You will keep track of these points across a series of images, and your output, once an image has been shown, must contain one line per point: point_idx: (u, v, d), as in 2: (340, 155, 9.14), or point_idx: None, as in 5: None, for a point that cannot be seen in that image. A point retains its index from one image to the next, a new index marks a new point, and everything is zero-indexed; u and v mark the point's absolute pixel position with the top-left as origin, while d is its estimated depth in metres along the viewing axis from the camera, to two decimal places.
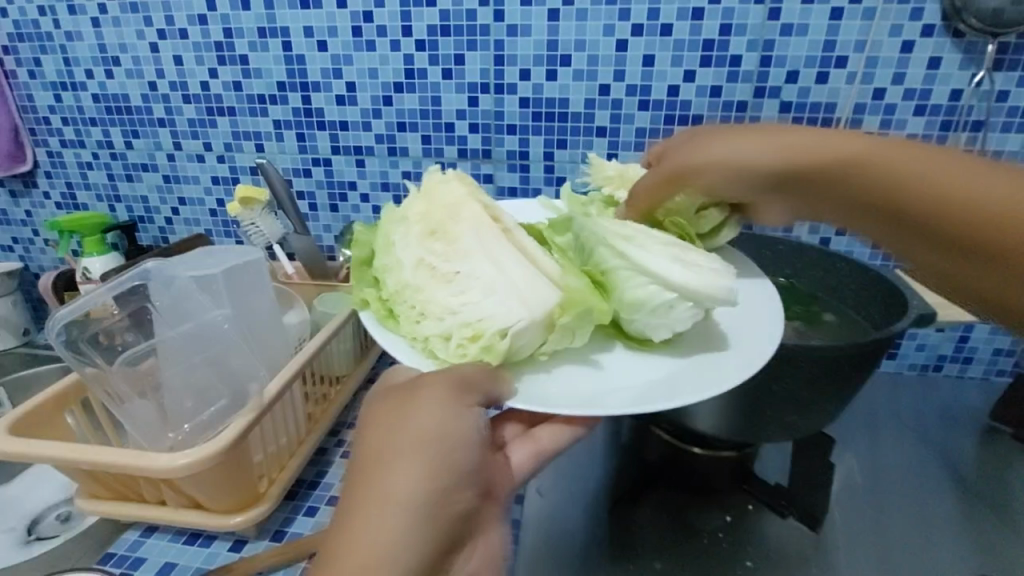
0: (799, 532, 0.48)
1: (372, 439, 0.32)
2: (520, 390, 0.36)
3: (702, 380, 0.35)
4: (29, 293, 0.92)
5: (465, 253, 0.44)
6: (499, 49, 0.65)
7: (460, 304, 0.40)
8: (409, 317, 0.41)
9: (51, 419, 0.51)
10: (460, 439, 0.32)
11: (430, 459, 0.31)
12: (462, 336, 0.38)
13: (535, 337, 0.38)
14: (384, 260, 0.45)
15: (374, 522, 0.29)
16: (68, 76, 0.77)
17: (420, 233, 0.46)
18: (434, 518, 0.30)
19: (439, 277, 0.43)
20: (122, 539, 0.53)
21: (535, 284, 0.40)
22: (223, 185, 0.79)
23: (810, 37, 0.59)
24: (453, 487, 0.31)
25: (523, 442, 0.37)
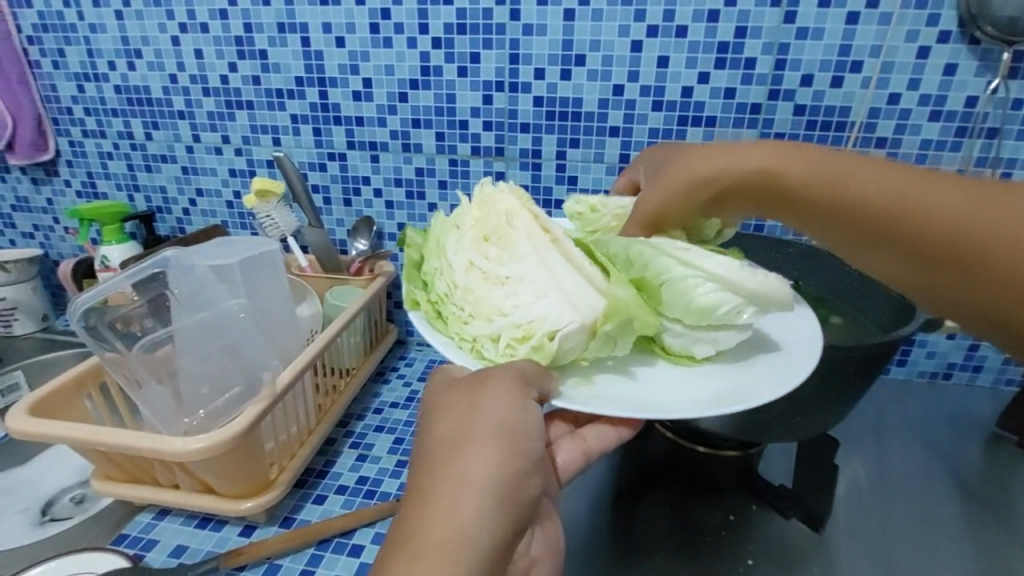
0: (803, 534, 0.48)
1: (443, 425, 0.33)
2: (566, 392, 0.37)
3: (764, 388, 0.36)
4: (48, 279, 0.94)
5: (515, 258, 0.45)
6: (514, 48, 0.66)
7: (511, 306, 0.42)
8: (459, 318, 0.43)
9: (70, 401, 0.53)
10: (528, 428, 0.33)
11: (503, 448, 0.31)
12: (511, 337, 0.41)
13: (582, 341, 0.39)
14: (437, 265, 0.48)
15: (452, 501, 0.30)
16: (92, 67, 0.78)
17: (474, 238, 0.48)
18: (507, 502, 0.30)
19: (492, 281, 0.45)
20: (136, 521, 0.55)
21: (585, 292, 0.41)
22: (240, 178, 0.80)
23: (825, 41, 0.59)
24: (523, 472, 0.32)
25: (572, 442, 0.40)
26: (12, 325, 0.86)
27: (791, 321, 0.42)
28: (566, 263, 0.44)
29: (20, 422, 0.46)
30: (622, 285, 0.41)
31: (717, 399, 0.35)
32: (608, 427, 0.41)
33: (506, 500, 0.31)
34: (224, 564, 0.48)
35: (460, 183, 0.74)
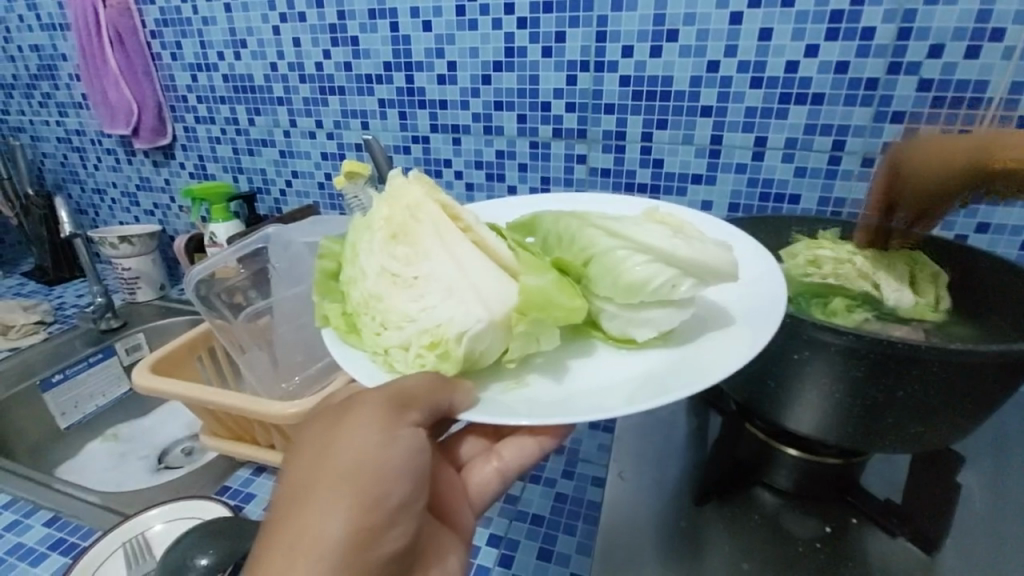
0: (909, 553, 0.43)
1: (303, 464, 0.32)
2: (481, 398, 0.34)
3: (701, 366, 0.33)
4: (165, 252, 1.04)
5: (424, 256, 0.42)
6: (602, 26, 0.64)
7: (419, 311, 0.39)
8: (370, 329, 0.39)
9: (184, 363, 0.58)
10: (393, 472, 0.32)
11: (361, 494, 0.30)
12: (420, 345, 0.37)
13: (493, 338, 0.36)
14: (351, 272, 0.43)
15: (288, 566, 0.28)
16: (204, 58, 0.85)
17: (382, 238, 0.43)
18: (361, 556, 0.29)
19: (400, 285, 0.41)
20: (236, 475, 0.60)
21: (498, 283, 0.39)
22: (331, 160, 0.84)
23: (961, 6, 0.52)
24: (379, 526, 0.31)
25: (487, 461, 0.42)
26: (136, 293, 0.97)
27: (754, 296, 0.39)
28: (476, 251, 0.41)
29: (144, 378, 0.52)
30: (535, 276, 0.39)
31: (645, 388, 0.32)
32: (526, 439, 0.42)
33: (351, 560, 0.29)
34: None
35: (540, 166, 0.74)
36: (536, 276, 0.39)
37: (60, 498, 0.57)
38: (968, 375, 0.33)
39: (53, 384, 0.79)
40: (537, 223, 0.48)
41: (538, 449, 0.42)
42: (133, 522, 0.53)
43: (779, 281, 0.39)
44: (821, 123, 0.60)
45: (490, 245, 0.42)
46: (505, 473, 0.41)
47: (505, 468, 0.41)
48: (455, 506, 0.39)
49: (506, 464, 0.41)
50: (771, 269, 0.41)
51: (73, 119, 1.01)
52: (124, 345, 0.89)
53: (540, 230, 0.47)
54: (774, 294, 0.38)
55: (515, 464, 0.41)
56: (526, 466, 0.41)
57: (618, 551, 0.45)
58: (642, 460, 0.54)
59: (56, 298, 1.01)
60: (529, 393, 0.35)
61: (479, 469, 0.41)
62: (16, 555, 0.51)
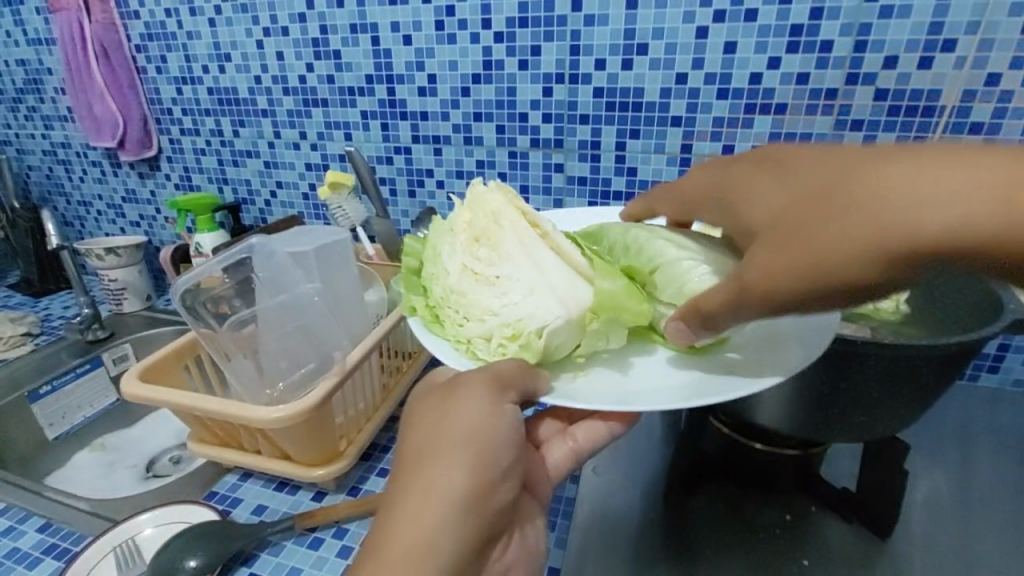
0: (865, 538, 0.46)
1: (421, 432, 0.35)
2: (556, 388, 0.39)
3: (764, 365, 0.36)
4: (152, 263, 1.05)
5: (504, 258, 0.46)
6: (575, 39, 0.66)
7: (502, 305, 0.43)
8: (454, 321, 0.45)
9: (173, 371, 0.59)
10: (500, 437, 0.34)
11: (475, 455, 0.33)
12: (502, 336, 0.42)
13: (568, 334, 0.40)
14: (433, 270, 0.49)
15: (421, 511, 0.31)
16: (188, 71, 0.86)
17: (465, 240, 0.49)
18: (478, 507, 0.32)
19: (482, 283, 0.46)
20: (223, 480, 0.61)
21: (574, 285, 0.43)
22: (316, 171, 0.86)
23: (914, 19, 0.55)
24: (495, 482, 0.33)
25: (562, 441, 0.43)
26: (122, 303, 0.97)
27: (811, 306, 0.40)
28: (553, 256, 0.45)
29: (131, 385, 0.53)
30: (609, 280, 0.42)
31: (699, 386, 0.36)
32: (598, 424, 0.43)
33: (474, 508, 0.32)
34: (297, 523, 0.53)
35: (519, 175, 0.76)
36: (609, 280, 0.42)
37: (52, 505, 0.59)
38: (900, 368, 0.35)
39: (40, 395, 0.80)
40: (602, 232, 0.51)
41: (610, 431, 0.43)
42: (123, 526, 0.55)
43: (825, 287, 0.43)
44: (785, 132, 0.63)
45: (565, 249, 0.46)
46: (575, 453, 0.42)
47: (579, 449, 0.43)
48: (538, 483, 0.41)
49: (580, 443, 0.42)
50: None
51: (59, 131, 1.01)
52: (110, 355, 0.90)
53: (606, 239, 0.50)
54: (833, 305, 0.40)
55: (588, 444, 0.43)
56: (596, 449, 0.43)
57: (589, 542, 0.47)
58: (618, 456, 0.56)
59: (42, 310, 1.02)
60: (587, 386, 0.39)
61: (553, 450, 0.42)
62: (12, 559, 0.54)
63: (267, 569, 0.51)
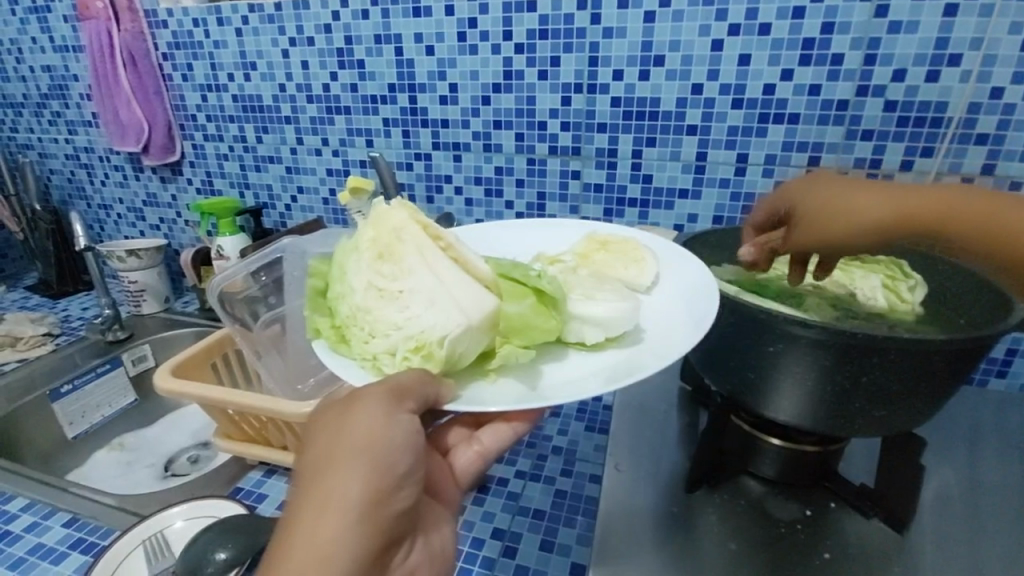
0: (883, 533, 0.47)
1: (318, 446, 0.35)
2: (461, 396, 0.38)
3: (668, 346, 0.39)
4: (170, 266, 1.07)
5: (408, 272, 0.44)
6: (593, 51, 0.69)
7: (404, 318, 0.41)
8: (359, 338, 0.42)
9: (201, 367, 0.62)
10: (397, 443, 0.34)
11: (371, 466, 0.33)
12: (406, 349, 0.40)
13: (472, 342, 0.40)
14: (339, 288, 0.46)
15: (315, 526, 0.31)
16: (214, 78, 0.89)
17: (369, 257, 0.46)
18: (376, 518, 0.32)
19: (386, 298, 0.43)
20: (248, 477, 0.62)
21: (476, 295, 0.42)
22: (336, 177, 0.88)
23: (920, 35, 0.57)
24: (393, 490, 0.34)
25: (468, 447, 0.45)
26: (141, 305, 0.99)
27: (686, 310, 0.44)
28: (456, 267, 0.44)
29: (165, 380, 0.55)
30: (515, 301, 0.43)
31: (621, 371, 0.37)
32: (503, 426, 0.45)
33: (372, 517, 0.32)
34: None
35: (537, 182, 0.78)
36: (516, 301, 0.43)
37: (76, 500, 0.60)
38: (920, 363, 0.36)
39: (62, 394, 0.81)
40: None
41: (516, 432, 0.45)
42: (151, 521, 0.56)
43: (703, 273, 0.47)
44: (797, 141, 0.65)
45: (470, 263, 0.46)
46: (483, 457, 0.45)
47: (486, 452, 0.45)
48: (446, 488, 0.42)
49: (488, 447, 0.44)
50: (706, 279, 0.46)
51: (83, 136, 1.04)
52: (129, 356, 0.90)
53: None
54: (704, 305, 0.42)
55: (494, 447, 0.45)
56: (502, 451, 0.45)
57: (616, 536, 0.48)
58: (636, 454, 0.57)
59: (61, 311, 1.03)
60: (500, 390, 0.39)
61: (461, 456, 0.44)
62: (37, 554, 0.53)
63: None
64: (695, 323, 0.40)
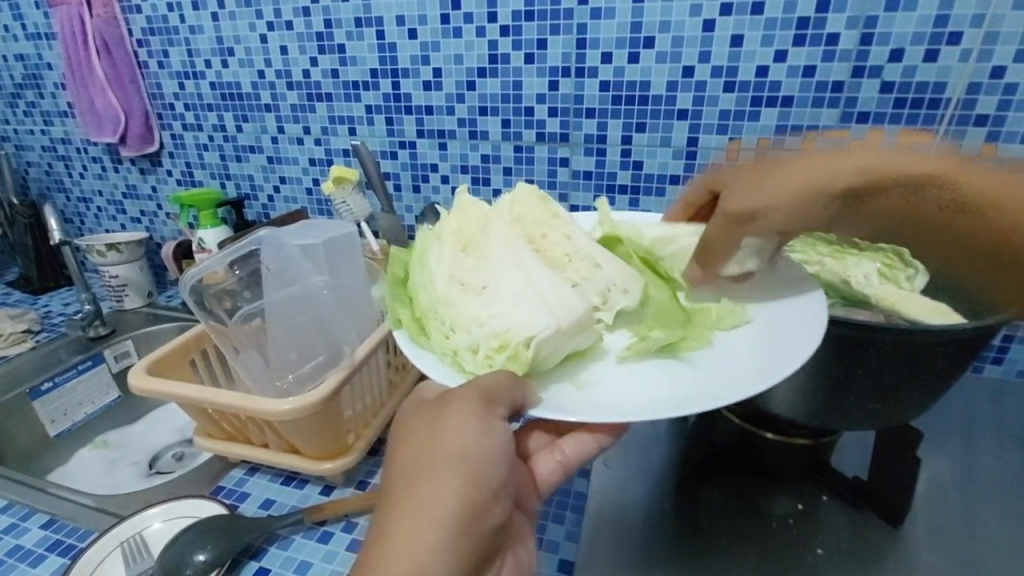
0: (876, 527, 0.46)
1: (409, 453, 0.34)
2: (544, 398, 0.37)
3: (764, 364, 0.36)
4: (153, 259, 1.05)
5: (490, 267, 0.47)
6: (581, 33, 0.66)
7: (488, 315, 0.42)
8: (440, 330, 0.43)
9: (177, 365, 0.60)
10: (492, 454, 0.34)
11: (467, 476, 0.32)
12: (489, 347, 0.40)
13: (559, 344, 0.39)
14: (420, 279, 0.48)
15: (411, 534, 0.31)
16: (190, 66, 0.86)
17: (453, 248, 0.49)
18: (471, 531, 0.32)
19: (470, 291, 0.46)
20: (230, 475, 0.61)
21: (564, 299, 0.42)
22: (320, 166, 0.86)
23: (919, 12, 0.55)
24: (487, 503, 0.33)
25: (550, 454, 0.42)
26: (123, 300, 0.96)
27: (788, 322, 0.41)
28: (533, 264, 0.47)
29: (136, 378, 0.54)
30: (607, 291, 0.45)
31: (692, 395, 0.35)
32: (586, 436, 0.42)
33: (466, 531, 0.32)
34: (305, 517, 0.52)
35: (525, 169, 0.76)
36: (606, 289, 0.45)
37: (53, 500, 0.58)
38: (917, 357, 0.35)
39: (42, 392, 0.79)
40: None
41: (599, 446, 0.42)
42: (128, 523, 0.54)
43: (821, 310, 0.40)
44: (791, 125, 0.63)
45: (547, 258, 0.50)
46: (565, 468, 0.42)
47: (567, 462, 0.42)
48: (527, 497, 0.40)
49: (568, 456, 0.41)
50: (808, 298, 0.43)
51: (59, 127, 1.01)
52: (112, 352, 0.89)
53: None
54: (806, 320, 0.39)
55: (576, 457, 0.42)
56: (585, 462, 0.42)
57: (605, 533, 0.47)
58: (626, 448, 0.57)
59: (42, 307, 1.01)
60: (550, 395, 0.37)
61: (540, 462, 0.41)
62: (14, 557, 0.52)
63: (276, 563, 0.50)
64: (799, 339, 0.37)
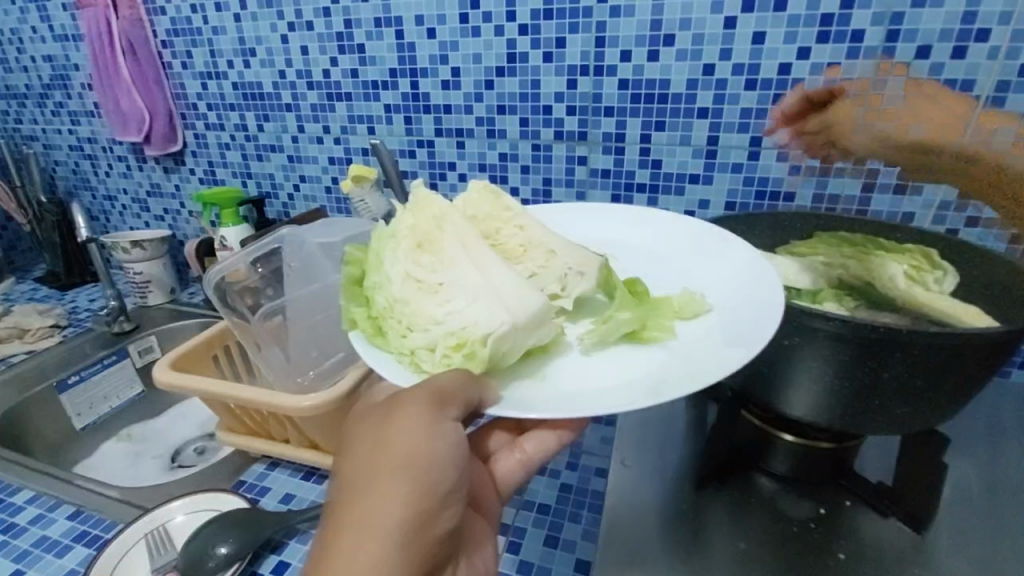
0: (899, 532, 0.46)
1: (357, 461, 0.35)
2: (507, 395, 0.37)
3: (718, 358, 0.35)
4: (175, 257, 1.07)
5: (449, 265, 0.46)
6: (601, 31, 0.66)
7: (445, 314, 0.42)
8: (396, 331, 0.42)
9: (200, 360, 0.61)
10: (442, 457, 0.35)
11: (412, 484, 0.33)
12: (446, 346, 0.39)
13: (519, 339, 0.39)
14: (376, 278, 0.46)
15: (357, 543, 0.31)
16: (213, 66, 0.87)
17: (408, 247, 0.47)
18: (416, 540, 0.33)
19: (427, 289, 0.45)
20: (251, 470, 0.62)
21: (522, 295, 0.42)
22: (339, 165, 0.87)
23: (948, 7, 0.53)
24: (432, 510, 0.34)
25: (510, 453, 0.44)
26: (147, 296, 0.98)
27: (746, 313, 0.39)
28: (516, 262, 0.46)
29: (161, 373, 0.54)
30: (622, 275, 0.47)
31: (668, 382, 0.35)
32: (548, 433, 0.44)
33: (415, 537, 0.33)
34: None
35: (542, 168, 0.76)
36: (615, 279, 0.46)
37: (80, 492, 0.60)
38: (947, 360, 0.35)
39: (69, 385, 0.81)
40: None
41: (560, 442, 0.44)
42: (152, 515, 0.55)
43: (777, 303, 0.38)
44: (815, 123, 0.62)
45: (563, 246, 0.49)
46: (527, 465, 0.44)
47: (527, 460, 0.44)
48: (485, 496, 0.42)
49: (530, 454, 0.44)
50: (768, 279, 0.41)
51: (85, 127, 1.03)
52: (136, 347, 0.90)
53: None
54: (762, 312, 0.38)
55: (538, 454, 0.44)
56: (546, 459, 0.44)
57: (623, 531, 0.47)
58: (643, 448, 0.56)
59: (68, 302, 1.04)
60: (515, 391, 0.37)
61: (502, 462, 0.44)
62: (42, 547, 0.54)
63: (296, 557, 0.51)
64: (755, 335, 0.36)
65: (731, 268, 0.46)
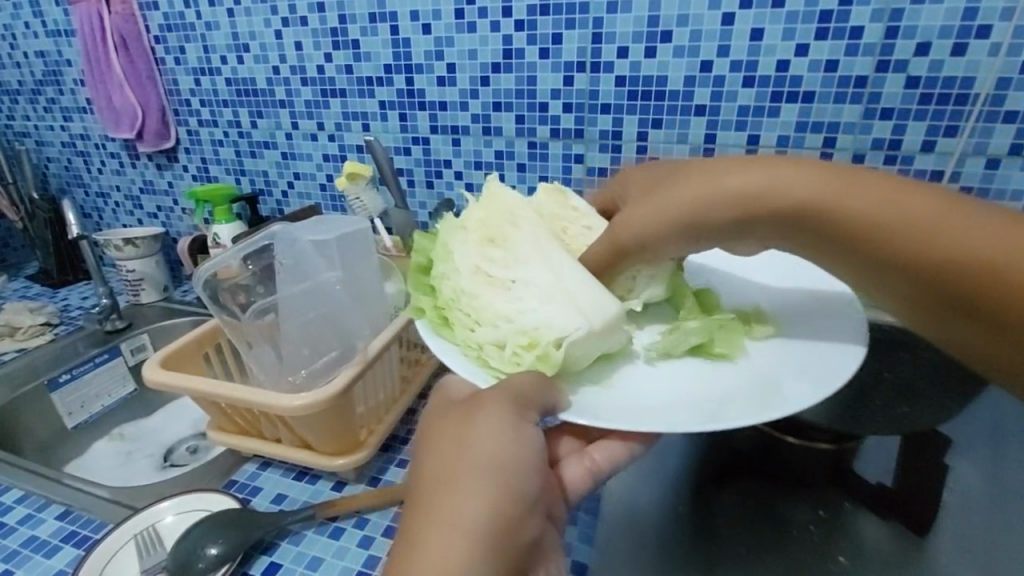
0: (899, 533, 0.45)
1: (436, 461, 0.34)
2: (576, 401, 0.39)
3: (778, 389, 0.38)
4: (169, 254, 1.06)
5: (518, 261, 0.52)
6: (597, 27, 0.65)
7: (514, 313, 0.47)
8: (466, 324, 0.48)
9: (191, 359, 0.61)
10: (526, 462, 0.34)
11: (498, 485, 0.32)
12: (517, 344, 0.44)
13: (589, 345, 0.42)
14: (443, 270, 0.53)
15: (444, 541, 0.30)
16: (207, 62, 0.86)
17: (478, 238, 0.55)
18: (505, 544, 0.31)
19: (498, 285, 0.51)
20: (242, 469, 0.61)
21: (581, 295, 0.45)
22: (333, 162, 0.86)
23: (946, 4, 0.53)
24: (519, 515, 0.32)
25: (579, 460, 0.40)
26: (140, 294, 0.97)
27: (814, 351, 0.42)
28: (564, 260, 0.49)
29: (149, 372, 0.54)
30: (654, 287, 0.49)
31: (716, 410, 0.36)
32: (618, 444, 0.41)
33: (505, 539, 0.31)
34: (318, 512, 0.52)
35: (538, 165, 0.75)
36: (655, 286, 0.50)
37: (69, 492, 0.59)
38: None
39: (59, 384, 0.80)
40: None
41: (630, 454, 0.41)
42: (143, 515, 0.54)
43: (852, 355, 0.40)
44: (813, 121, 0.62)
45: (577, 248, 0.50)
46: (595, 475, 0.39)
47: (597, 471, 0.39)
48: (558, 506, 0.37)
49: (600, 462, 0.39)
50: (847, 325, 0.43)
51: (78, 123, 1.02)
52: (128, 345, 0.90)
53: None
54: (836, 360, 0.40)
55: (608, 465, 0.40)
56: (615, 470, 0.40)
57: (620, 536, 0.47)
58: None
59: (59, 300, 1.03)
60: (580, 398, 0.40)
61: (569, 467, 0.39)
62: (30, 548, 0.53)
63: (288, 559, 0.50)
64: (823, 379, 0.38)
65: (810, 301, 0.48)
